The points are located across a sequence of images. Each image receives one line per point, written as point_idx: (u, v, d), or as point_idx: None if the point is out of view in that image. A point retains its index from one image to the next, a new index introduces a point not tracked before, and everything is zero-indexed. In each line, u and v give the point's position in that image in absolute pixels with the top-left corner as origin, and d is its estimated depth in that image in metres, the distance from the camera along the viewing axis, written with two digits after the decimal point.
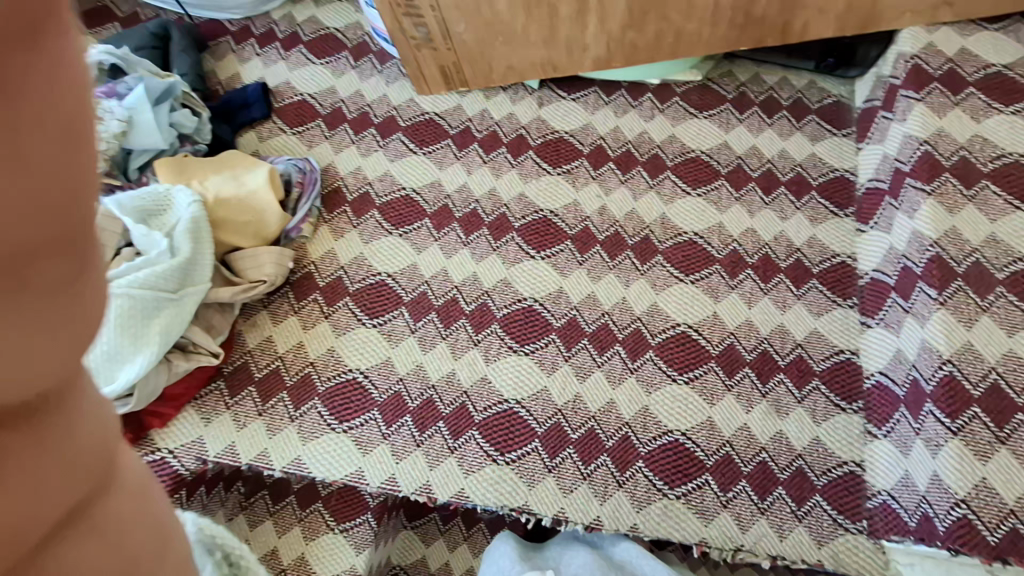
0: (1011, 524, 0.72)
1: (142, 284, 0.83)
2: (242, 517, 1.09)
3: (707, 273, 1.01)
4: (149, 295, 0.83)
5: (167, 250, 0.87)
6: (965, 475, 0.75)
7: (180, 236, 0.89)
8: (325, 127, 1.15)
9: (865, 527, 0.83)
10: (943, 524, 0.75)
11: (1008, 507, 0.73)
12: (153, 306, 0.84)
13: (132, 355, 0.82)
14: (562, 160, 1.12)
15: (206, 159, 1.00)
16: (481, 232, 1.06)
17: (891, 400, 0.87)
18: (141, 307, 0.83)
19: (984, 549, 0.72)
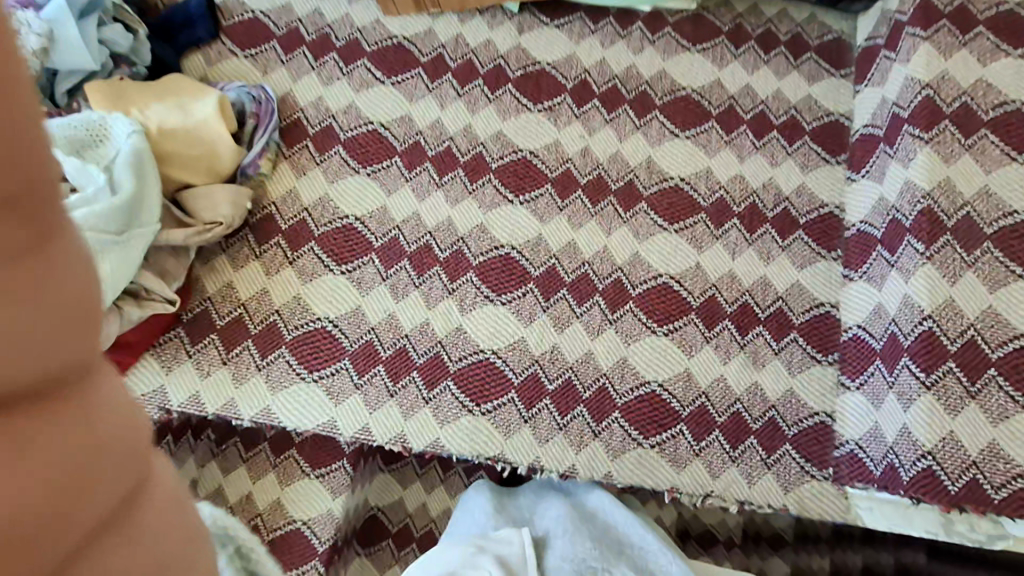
0: (971, 475, 0.74)
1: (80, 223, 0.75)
2: (214, 464, 1.09)
3: (692, 222, 0.98)
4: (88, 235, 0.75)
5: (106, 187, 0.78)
6: (934, 429, 0.76)
7: (121, 170, 0.80)
8: (281, 50, 1.03)
9: (831, 474, 0.86)
10: (907, 474, 0.77)
11: (970, 458, 0.74)
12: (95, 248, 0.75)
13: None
14: (544, 95, 1.03)
15: (145, 84, 0.89)
16: (456, 173, 0.99)
17: (867, 353, 0.87)
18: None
19: (944, 498, 0.75)
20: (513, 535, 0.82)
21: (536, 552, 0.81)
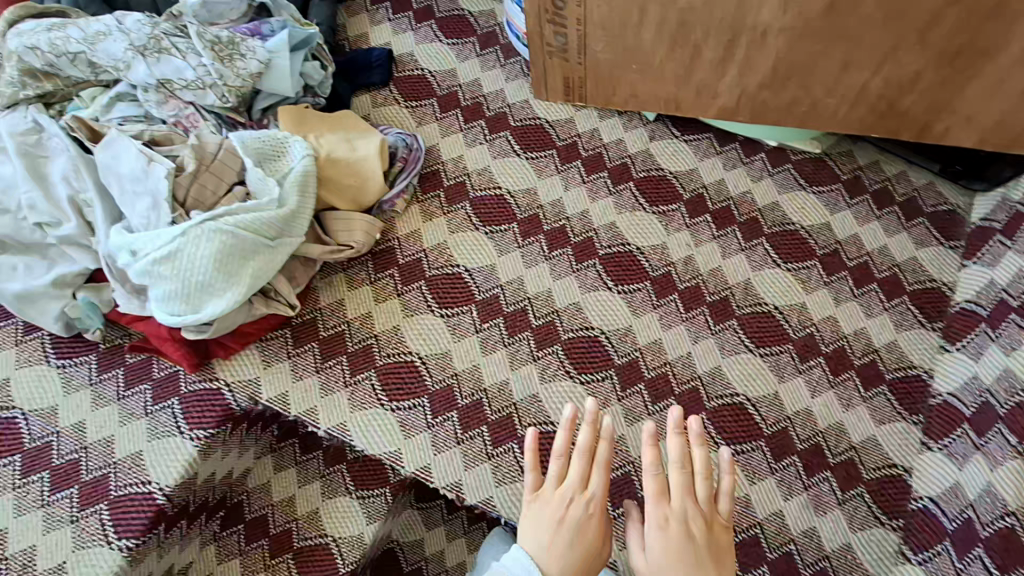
0: None
1: (248, 227, 0.83)
2: (269, 458, 1.12)
3: (778, 351, 1.00)
4: (251, 238, 0.83)
5: (276, 199, 0.87)
6: None
7: (290, 187, 0.89)
8: (438, 108, 1.16)
9: None
10: None
11: None
12: (254, 251, 0.84)
13: (222, 294, 0.82)
14: (660, 199, 1.11)
15: (323, 114, 1.01)
16: (565, 250, 1.06)
17: (937, 530, 0.85)
18: (244, 248, 0.83)
19: None
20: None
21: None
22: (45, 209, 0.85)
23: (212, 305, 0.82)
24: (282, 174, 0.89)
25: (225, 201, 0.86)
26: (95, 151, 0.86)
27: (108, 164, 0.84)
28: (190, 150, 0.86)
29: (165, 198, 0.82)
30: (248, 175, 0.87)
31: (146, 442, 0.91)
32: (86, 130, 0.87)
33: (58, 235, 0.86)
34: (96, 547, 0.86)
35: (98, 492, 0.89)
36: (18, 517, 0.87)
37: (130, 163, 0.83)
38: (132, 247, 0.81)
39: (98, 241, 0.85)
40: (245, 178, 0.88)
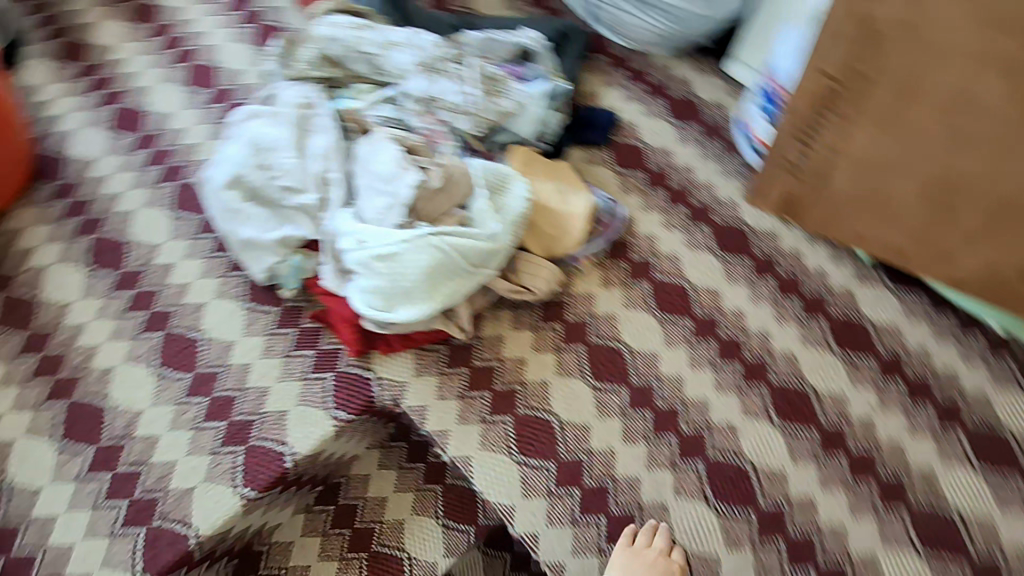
0: None
1: (461, 251, 0.85)
2: (377, 452, 1.16)
3: (948, 564, 0.88)
4: (461, 262, 0.86)
5: (491, 232, 0.88)
6: None
7: (505, 223, 0.90)
8: (646, 183, 1.16)
9: None
10: None
11: None
12: (459, 275, 0.87)
13: (421, 306, 0.86)
14: (852, 347, 1.03)
15: (546, 161, 1.04)
16: (734, 365, 1.01)
17: None
18: (451, 269, 0.86)
19: None
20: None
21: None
22: (297, 178, 0.91)
23: (406, 311, 0.86)
24: (503, 208, 0.91)
25: (447, 221, 0.89)
26: (359, 141, 0.93)
27: (366, 157, 0.91)
28: (440, 168, 0.88)
29: (404, 203, 0.85)
30: (475, 201, 0.90)
31: (292, 404, 0.96)
32: (357, 123, 0.96)
33: (297, 202, 0.91)
34: (222, 485, 0.91)
35: (241, 435, 0.94)
36: (170, 431, 0.94)
37: (384, 162, 0.89)
38: (358, 237, 0.86)
39: (328, 219, 0.90)
40: (470, 203, 0.90)
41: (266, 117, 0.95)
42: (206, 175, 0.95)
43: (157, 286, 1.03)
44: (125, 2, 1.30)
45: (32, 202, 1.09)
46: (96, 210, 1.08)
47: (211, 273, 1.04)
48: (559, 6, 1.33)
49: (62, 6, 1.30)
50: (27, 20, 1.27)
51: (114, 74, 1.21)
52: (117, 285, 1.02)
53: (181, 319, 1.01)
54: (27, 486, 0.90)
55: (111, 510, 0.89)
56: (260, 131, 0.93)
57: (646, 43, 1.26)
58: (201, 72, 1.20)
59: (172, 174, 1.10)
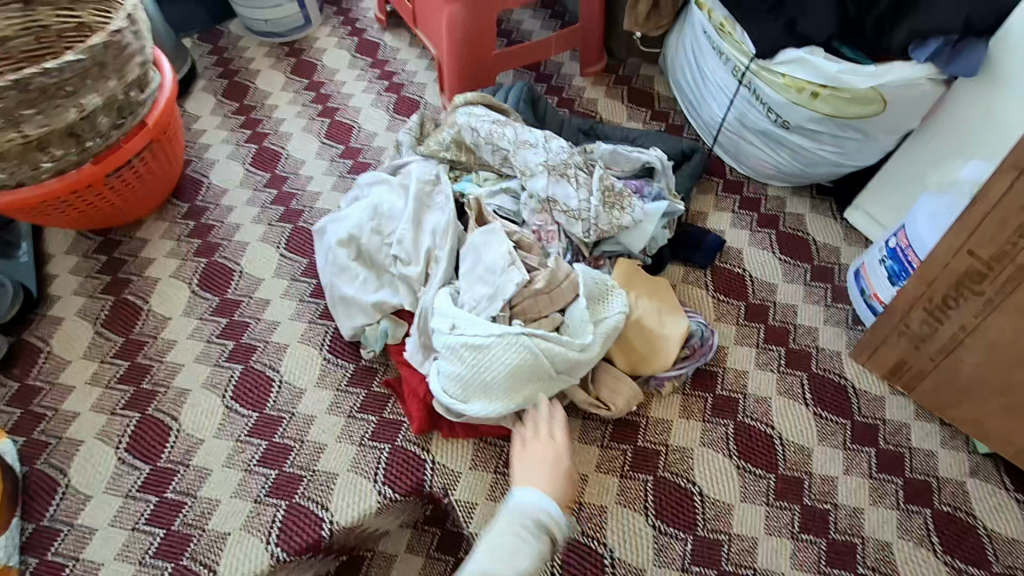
0: None
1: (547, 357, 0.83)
2: (408, 531, 1.09)
3: None
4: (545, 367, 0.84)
5: (584, 342, 0.86)
6: None
7: (600, 335, 0.88)
8: (744, 314, 1.12)
9: None
10: None
11: None
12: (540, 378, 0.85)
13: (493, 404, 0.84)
14: (959, 552, 0.90)
15: (647, 278, 1.03)
16: (817, 540, 0.91)
17: None
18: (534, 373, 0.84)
19: None
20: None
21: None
22: (405, 249, 0.95)
23: (481, 407, 0.84)
24: (600, 319, 0.89)
25: (542, 324, 0.88)
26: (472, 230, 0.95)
27: (477, 245, 0.92)
28: (548, 270, 0.89)
29: (505, 297, 0.86)
30: (569, 308, 0.89)
31: (344, 468, 0.94)
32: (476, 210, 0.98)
33: (402, 272, 0.95)
34: (256, 538, 0.88)
35: (287, 488, 0.92)
36: (223, 467, 0.93)
37: (495, 255, 0.90)
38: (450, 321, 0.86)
39: (426, 294, 0.92)
40: (569, 309, 0.89)
41: (387, 187, 1.02)
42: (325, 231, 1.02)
43: (249, 319, 1.07)
44: (290, 58, 1.45)
45: (164, 218, 1.18)
46: (217, 236, 1.16)
47: (299, 316, 1.07)
48: (680, 123, 1.36)
49: (236, 52, 1.46)
50: (206, 60, 1.45)
51: (264, 117, 1.33)
52: (215, 310, 1.07)
53: (262, 355, 1.03)
54: (79, 491, 0.91)
55: (147, 536, 0.88)
56: (383, 200, 1.01)
57: (764, 174, 1.25)
58: (340, 129, 1.31)
59: (292, 216, 1.18)
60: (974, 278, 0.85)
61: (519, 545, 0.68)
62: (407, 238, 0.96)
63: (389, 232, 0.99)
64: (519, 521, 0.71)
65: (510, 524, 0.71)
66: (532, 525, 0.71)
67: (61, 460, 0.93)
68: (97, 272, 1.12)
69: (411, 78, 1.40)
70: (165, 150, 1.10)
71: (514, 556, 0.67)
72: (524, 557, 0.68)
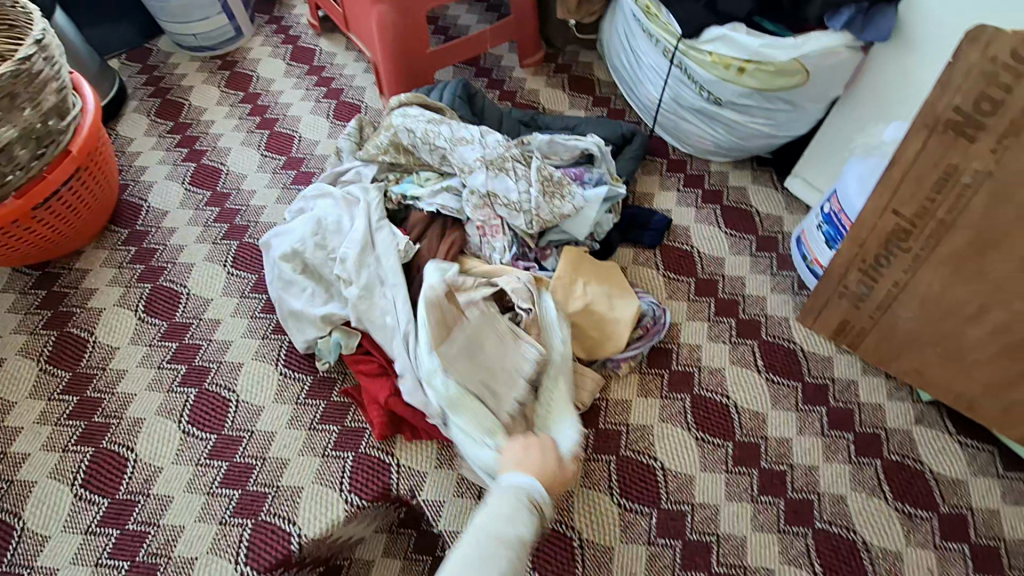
0: None
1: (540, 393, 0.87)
2: (384, 536, 1.10)
3: None
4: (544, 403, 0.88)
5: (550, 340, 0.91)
6: None
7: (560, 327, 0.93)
8: (695, 290, 1.15)
9: None
10: None
11: None
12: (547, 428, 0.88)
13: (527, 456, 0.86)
14: (909, 497, 0.94)
15: (595, 265, 1.03)
16: (776, 500, 0.94)
17: None
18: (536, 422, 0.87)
19: None
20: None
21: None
22: (350, 268, 0.95)
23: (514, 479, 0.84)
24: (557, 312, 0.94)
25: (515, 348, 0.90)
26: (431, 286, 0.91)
27: (438, 305, 0.90)
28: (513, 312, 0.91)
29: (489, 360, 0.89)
30: (535, 343, 0.90)
31: (308, 482, 0.94)
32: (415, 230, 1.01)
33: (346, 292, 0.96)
34: (225, 559, 0.88)
35: (252, 506, 0.92)
36: (185, 493, 0.93)
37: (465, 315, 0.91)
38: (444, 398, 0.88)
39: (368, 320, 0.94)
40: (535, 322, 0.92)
41: (332, 202, 1.02)
42: (269, 243, 1.01)
43: (200, 341, 1.05)
44: (223, 70, 1.42)
45: (104, 246, 1.16)
46: (161, 260, 1.14)
47: (253, 333, 1.07)
48: (620, 107, 1.38)
49: (167, 68, 1.43)
50: (136, 80, 1.41)
51: (201, 133, 1.31)
52: (164, 335, 1.06)
53: (217, 376, 1.02)
54: (36, 533, 0.89)
55: (110, 571, 0.87)
56: (329, 218, 1.00)
57: (704, 151, 1.28)
58: (280, 139, 1.29)
59: (237, 232, 1.16)
60: (900, 236, 0.89)
61: (514, 515, 0.64)
62: (352, 258, 0.95)
63: (335, 251, 0.98)
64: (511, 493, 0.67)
65: (501, 497, 0.67)
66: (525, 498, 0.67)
67: (14, 504, 0.91)
68: (36, 307, 1.09)
69: (350, 82, 1.38)
70: (96, 177, 1.07)
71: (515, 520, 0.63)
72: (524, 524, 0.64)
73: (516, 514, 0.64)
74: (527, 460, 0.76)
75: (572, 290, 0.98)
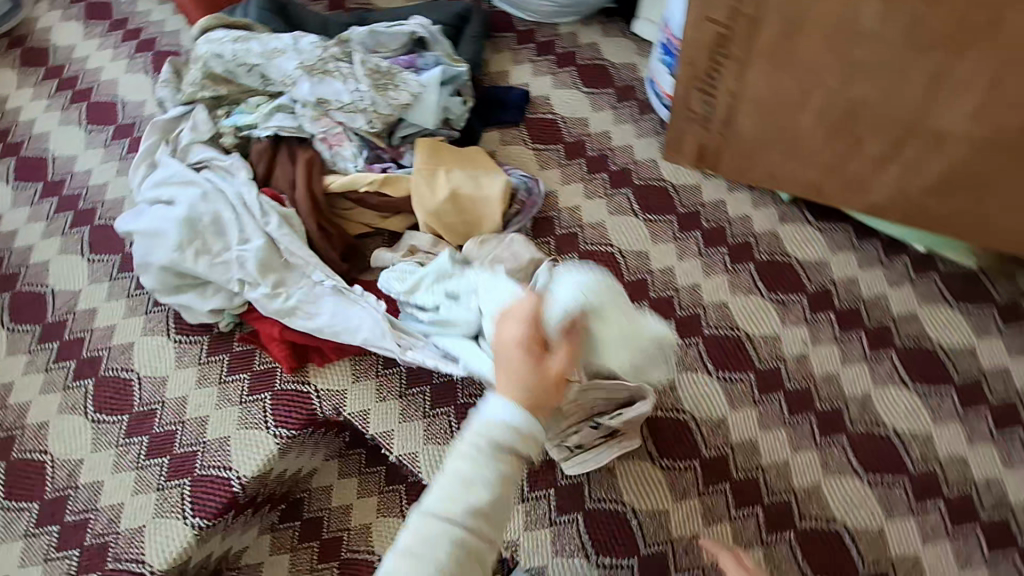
0: None
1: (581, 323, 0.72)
2: (335, 462, 1.16)
3: (890, 482, 0.90)
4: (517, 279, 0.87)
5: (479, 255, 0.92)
6: None
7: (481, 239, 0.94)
8: (564, 155, 1.15)
9: None
10: None
11: None
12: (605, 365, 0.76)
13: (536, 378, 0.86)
14: (780, 287, 1.03)
15: (456, 151, 1.02)
16: (667, 322, 1.02)
17: None
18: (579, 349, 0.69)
19: None
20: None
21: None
22: (251, 270, 0.91)
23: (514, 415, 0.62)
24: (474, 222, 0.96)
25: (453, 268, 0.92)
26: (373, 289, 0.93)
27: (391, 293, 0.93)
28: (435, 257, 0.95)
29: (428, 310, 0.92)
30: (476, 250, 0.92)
31: (235, 429, 0.97)
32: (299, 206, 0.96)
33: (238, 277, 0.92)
34: (173, 518, 0.92)
35: (185, 466, 0.95)
36: (113, 474, 0.94)
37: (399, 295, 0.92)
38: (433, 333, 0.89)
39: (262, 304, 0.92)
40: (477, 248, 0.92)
41: (201, 190, 0.94)
42: (138, 245, 0.93)
43: (82, 333, 1.02)
44: (14, 50, 1.27)
45: None
46: (12, 266, 1.07)
47: (135, 312, 1.04)
48: None
49: None
50: None
51: (12, 125, 1.19)
52: (42, 338, 1.02)
53: (112, 361, 1.01)
54: None
55: (64, 561, 0.90)
56: (204, 215, 0.93)
57: (546, 15, 1.26)
58: (102, 109, 1.18)
59: (85, 218, 1.10)
60: (721, 42, 0.91)
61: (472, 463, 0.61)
62: (249, 259, 0.91)
63: (225, 253, 0.92)
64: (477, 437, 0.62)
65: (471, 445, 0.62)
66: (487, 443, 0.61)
67: None
68: None
69: (161, 29, 1.26)
70: None
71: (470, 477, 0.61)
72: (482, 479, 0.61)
73: (489, 474, 0.60)
74: (507, 377, 0.66)
75: (437, 179, 0.98)
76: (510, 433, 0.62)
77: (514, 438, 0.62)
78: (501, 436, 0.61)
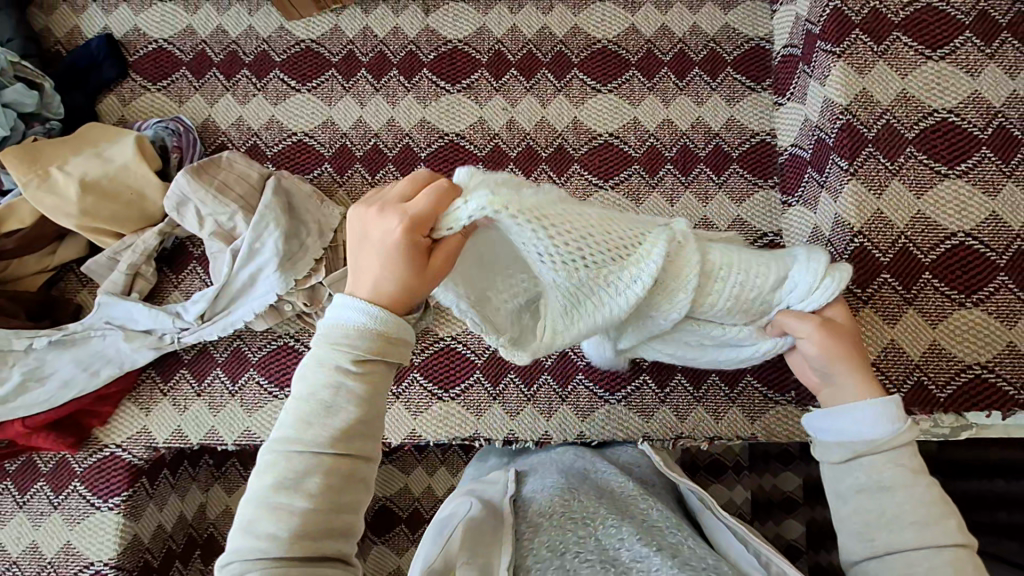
0: (965, 377, 0.74)
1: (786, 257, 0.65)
2: (219, 485, 1.09)
3: (627, 176, 0.98)
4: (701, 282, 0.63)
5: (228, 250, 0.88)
6: (992, 342, 0.74)
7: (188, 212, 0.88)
8: (192, 76, 1.04)
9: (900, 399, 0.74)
10: (946, 392, 0.74)
11: (962, 363, 0.75)
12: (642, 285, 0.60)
13: (303, 278, 0.89)
14: (460, 75, 1.02)
15: (59, 141, 0.92)
16: (386, 169, 0.99)
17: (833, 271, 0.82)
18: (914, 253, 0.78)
19: (937, 406, 0.74)
20: (496, 479, 0.80)
21: (517, 487, 0.78)
22: None
23: (881, 429, 0.57)
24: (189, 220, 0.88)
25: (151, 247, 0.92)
26: (95, 320, 0.90)
27: (116, 309, 0.90)
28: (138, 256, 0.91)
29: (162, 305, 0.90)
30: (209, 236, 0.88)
31: (70, 530, 0.91)
32: None
33: None
34: None
35: None
36: None
37: (130, 309, 0.90)
38: (193, 316, 0.89)
39: None
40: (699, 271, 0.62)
41: None
42: None
43: None
44: None
45: None
46: None
47: None
48: None
49: None
50: None
51: None
52: None
53: None
54: None
55: None
56: None
57: None
58: None
59: None
60: None
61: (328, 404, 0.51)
62: None
63: None
64: (336, 346, 0.52)
65: (343, 347, 0.51)
66: (349, 348, 0.51)
67: None
68: None
69: None
70: None
71: (327, 415, 0.50)
72: (336, 413, 0.51)
73: (345, 394, 0.51)
74: (375, 271, 0.53)
75: (55, 179, 0.89)
76: (369, 326, 0.52)
77: (380, 347, 0.52)
78: (360, 343, 0.52)
